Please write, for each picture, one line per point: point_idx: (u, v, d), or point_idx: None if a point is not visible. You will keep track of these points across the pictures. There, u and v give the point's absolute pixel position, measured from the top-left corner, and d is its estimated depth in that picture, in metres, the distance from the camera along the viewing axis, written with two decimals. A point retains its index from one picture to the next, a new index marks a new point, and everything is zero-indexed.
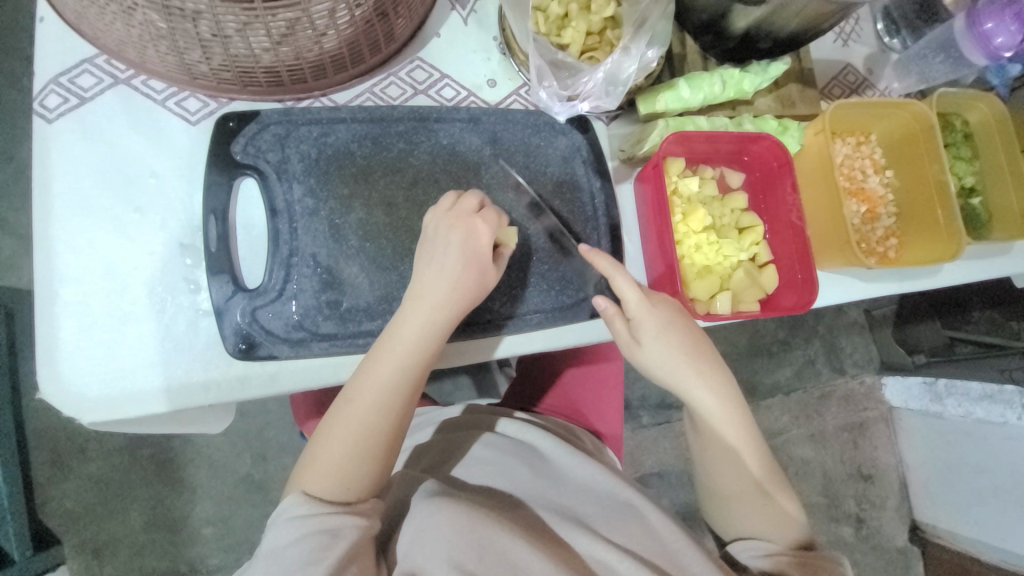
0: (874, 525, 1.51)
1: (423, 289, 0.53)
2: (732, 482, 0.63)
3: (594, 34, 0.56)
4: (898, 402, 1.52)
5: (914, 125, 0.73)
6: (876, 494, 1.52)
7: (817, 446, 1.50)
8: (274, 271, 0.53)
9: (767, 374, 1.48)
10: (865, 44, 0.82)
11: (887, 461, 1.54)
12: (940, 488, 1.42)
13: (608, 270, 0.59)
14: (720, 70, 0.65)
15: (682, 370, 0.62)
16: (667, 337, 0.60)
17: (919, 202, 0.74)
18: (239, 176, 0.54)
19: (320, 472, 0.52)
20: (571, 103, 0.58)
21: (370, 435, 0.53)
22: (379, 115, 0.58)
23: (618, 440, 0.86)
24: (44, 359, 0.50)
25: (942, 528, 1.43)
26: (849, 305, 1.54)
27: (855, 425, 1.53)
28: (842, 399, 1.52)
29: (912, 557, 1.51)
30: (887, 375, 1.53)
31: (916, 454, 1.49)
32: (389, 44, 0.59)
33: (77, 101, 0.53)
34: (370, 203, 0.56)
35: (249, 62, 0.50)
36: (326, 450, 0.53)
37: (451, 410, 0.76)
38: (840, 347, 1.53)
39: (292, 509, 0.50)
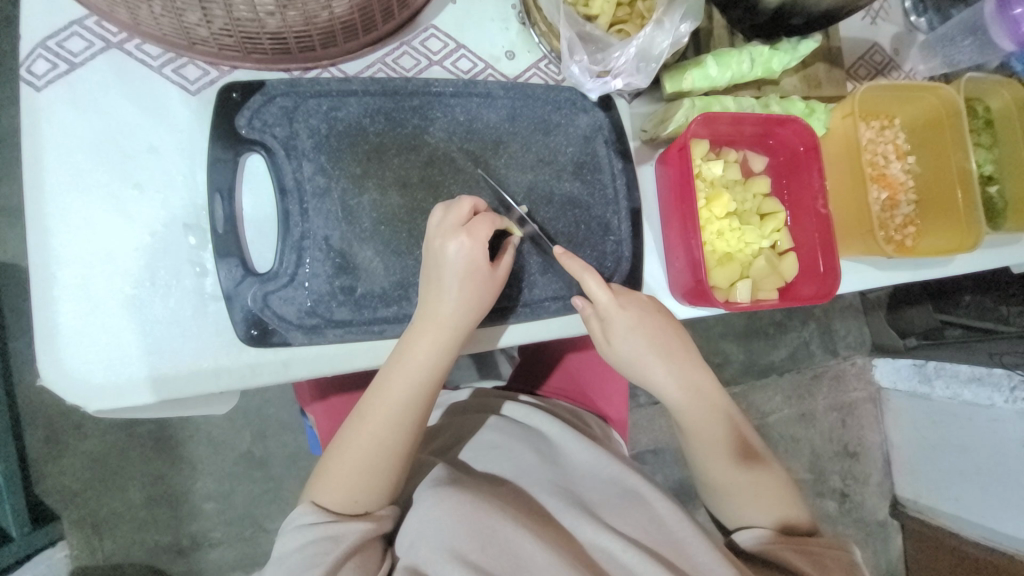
0: (858, 500, 1.57)
1: (428, 309, 0.51)
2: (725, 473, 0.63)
3: (624, 5, 0.53)
4: (887, 384, 1.55)
5: (940, 110, 0.71)
6: (861, 471, 1.57)
7: (809, 425, 1.54)
8: (285, 254, 0.50)
9: (763, 356, 1.49)
10: (892, 23, 0.79)
11: (874, 440, 1.58)
12: (924, 466, 1.46)
13: (576, 271, 0.56)
14: (749, 47, 0.63)
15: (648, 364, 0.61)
16: (637, 334, 0.59)
17: (938, 189, 0.73)
18: (245, 152, 0.51)
19: (329, 486, 0.52)
20: (602, 80, 0.54)
21: (381, 450, 0.52)
22: (393, 88, 0.55)
23: (624, 424, 0.87)
24: (44, 345, 0.47)
25: (922, 503, 1.49)
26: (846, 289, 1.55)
27: (846, 405, 1.56)
28: (835, 380, 1.55)
29: (892, 530, 1.58)
30: (878, 357, 1.55)
31: (902, 433, 1.53)
32: (403, 10, 0.54)
33: (66, 66, 0.49)
34: (384, 183, 0.54)
35: (253, 27, 0.46)
36: (336, 466, 0.52)
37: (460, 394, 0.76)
38: (836, 329, 1.55)
39: (302, 518, 0.50)
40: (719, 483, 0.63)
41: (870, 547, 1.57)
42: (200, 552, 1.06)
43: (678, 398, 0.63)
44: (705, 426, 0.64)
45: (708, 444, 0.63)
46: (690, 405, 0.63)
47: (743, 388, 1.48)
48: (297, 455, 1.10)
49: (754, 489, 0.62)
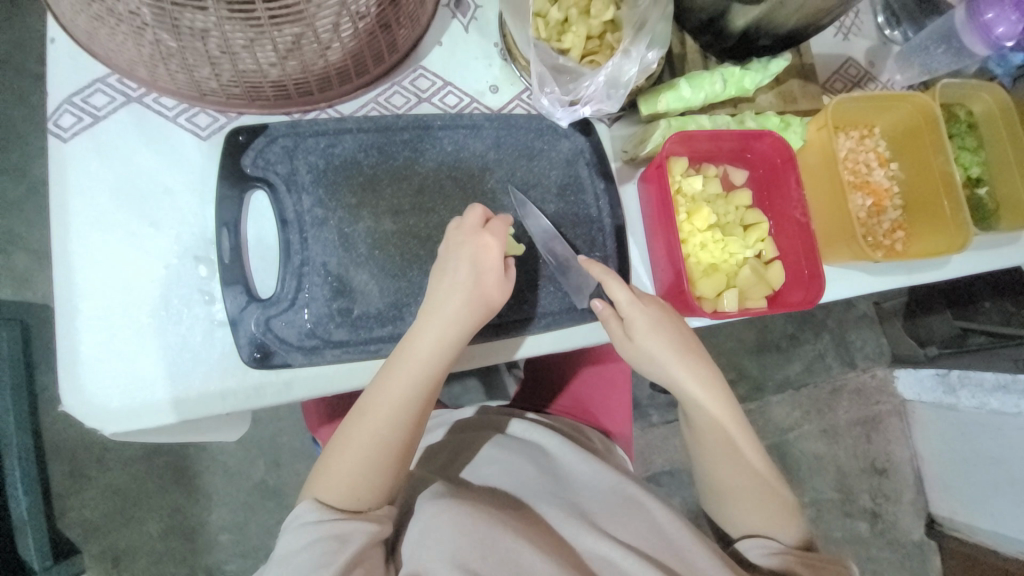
0: (890, 519, 1.51)
1: (436, 307, 0.54)
2: (736, 481, 0.63)
3: (594, 38, 0.56)
4: (910, 396, 1.51)
5: (918, 117, 0.73)
6: (891, 489, 1.52)
7: (831, 441, 1.50)
8: (286, 281, 0.54)
9: (777, 370, 1.48)
10: (866, 38, 0.82)
11: (901, 455, 1.53)
12: (956, 481, 1.41)
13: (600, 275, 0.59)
14: (721, 69, 0.66)
15: (675, 371, 0.62)
16: (664, 342, 0.60)
17: (923, 194, 0.74)
18: (250, 189, 0.55)
19: (332, 483, 0.53)
20: (573, 108, 0.59)
21: (383, 445, 0.54)
22: (384, 125, 0.59)
23: (628, 440, 0.87)
24: (65, 372, 0.51)
25: (958, 520, 1.42)
26: (858, 299, 1.54)
27: (869, 419, 1.52)
28: (854, 393, 1.51)
29: (929, 551, 1.51)
30: (899, 368, 1.51)
31: (930, 446, 1.48)
32: (393, 54, 0.60)
33: (91, 120, 0.55)
34: (378, 211, 0.57)
35: (257, 77, 0.52)
36: (338, 461, 0.54)
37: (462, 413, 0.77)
38: (850, 340, 1.52)
39: (306, 514, 0.52)
40: (725, 491, 0.63)
41: (906, 569, 1.49)
42: None
43: (703, 406, 0.63)
44: (719, 434, 0.64)
45: (723, 452, 0.64)
46: (710, 411, 0.63)
47: (758, 404, 1.46)
48: None
49: (761, 499, 0.62)
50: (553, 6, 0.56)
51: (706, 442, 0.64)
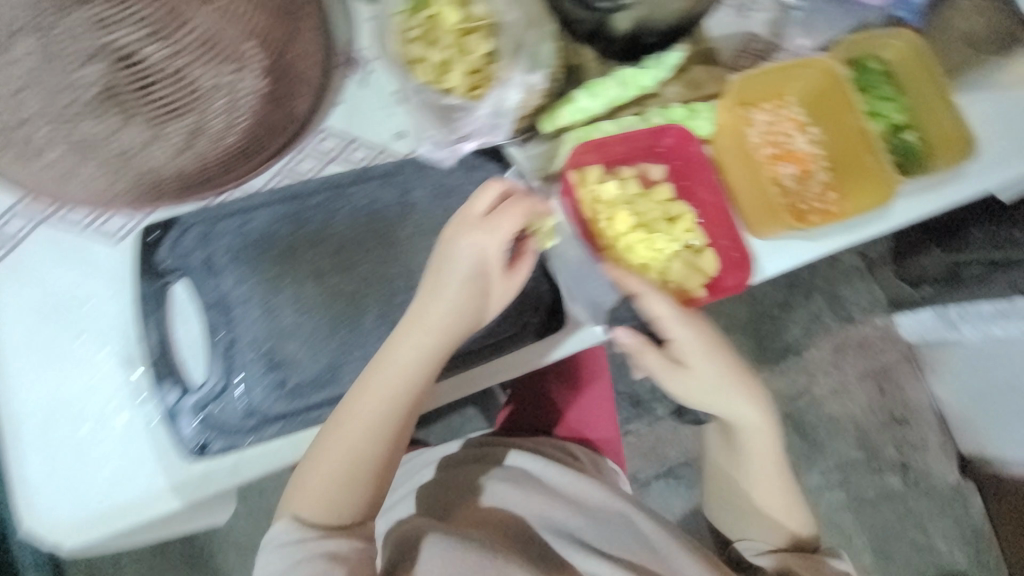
0: (921, 468, 1.48)
1: (421, 312, 0.56)
2: (753, 436, 0.73)
3: (477, 71, 0.57)
4: (915, 338, 1.46)
5: (826, 80, 0.74)
6: (916, 436, 1.49)
7: (844, 399, 1.49)
8: (216, 365, 0.55)
9: (773, 341, 1.47)
10: (764, 11, 0.81)
11: (919, 400, 1.50)
12: (977, 419, 1.37)
13: (622, 278, 0.62)
14: (615, 73, 0.67)
15: (734, 398, 0.70)
16: (717, 363, 0.68)
17: (848, 152, 0.74)
18: (168, 282, 0.56)
19: (303, 496, 0.55)
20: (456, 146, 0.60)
21: (358, 461, 0.55)
22: (294, 193, 0.61)
23: (616, 447, 0.90)
24: (15, 498, 0.52)
25: (988, 457, 1.39)
26: (843, 253, 1.52)
27: (878, 371, 1.50)
28: (859, 346, 1.50)
29: (968, 492, 1.47)
30: (898, 313, 1.48)
31: (946, 387, 1.45)
32: (290, 122, 0.61)
33: (8, 246, 0.56)
34: (300, 277, 0.58)
35: (163, 174, 0.54)
36: (311, 476, 0.55)
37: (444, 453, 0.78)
38: (844, 295, 1.50)
39: (285, 531, 0.54)
40: (745, 500, 0.79)
41: (948, 515, 1.47)
42: None
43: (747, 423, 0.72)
44: (763, 444, 0.74)
45: (751, 473, 0.77)
46: (720, 374, 0.69)
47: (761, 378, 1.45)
48: None
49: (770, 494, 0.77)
50: (431, 50, 0.57)
51: (745, 457, 0.76)
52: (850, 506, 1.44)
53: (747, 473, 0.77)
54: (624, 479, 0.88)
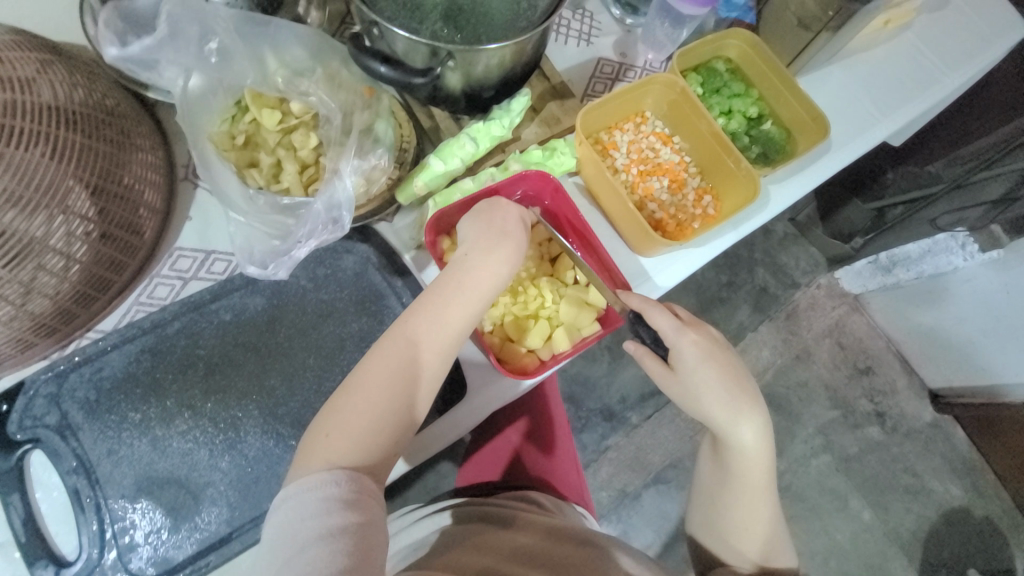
0: (897, 412, 1.49)
1: (509, 236, 0.57)
2: (744, 442, 0.63)
3: (311, 165, 0.58)
4: (859, 289, 1.50)
5: (672, 92, 0.75)
6: (884, 382, 1.51)
7: (807, 364, 1.50)
8: (88, 534, 0.51)
9: (727, 321, 1.48)
10: (608, 34, 0.85)
11: (879, 347, 1.53)
12: (933, 352, 1.41)
13: (643, 307, 0.61)
14: (465, 130, 0.67)
15: (730, 408, 0.62)
16: (708, 372, 0.62)
17: (710, 155, 0.76)
18: (22, 455, 0.52)
19: (345, 435, 0.49)
20: (289, 256, 0.57)
21: (377, 419, 0.50)
22: (150, 324, 0.57)
23: (582, 493, 0.88)
24: None
25: (957, 386, 1.41)
26: (774, 222, 1.55)
27: (833, 328, 1.52)
28: (809, 309, 1.52)
29: (947, 425, 1.49)
30: (838, 269, 1.52)
31: (899, 330, 1.48)
32: (135, 254, 0.59)
33: None
34: (170, 411, 0.55)
35: (3, 336, 0.51)
36: (335, 430, 0.49)
37: (398, 538, 0.73)
38: (784, 263, 1.53)
39: (320, 489, 0.46)
40: (731, 528, 0.66)
41: (934, 453, 1.47)
42: None
43: (747, 439, 0.63)
44: (760, 471, 0.64)
45: (744, 496, 0.65)
46: (703, 355, 0.62)
47: None
48: None
49: (761, 530, 0.65)
50: (263, 154, 0.58)
51: (737, 478, 0.65)
52: (838, 468, 1.44)
53: (728, 505, 0.66)
54: (594, 522, 0.85)
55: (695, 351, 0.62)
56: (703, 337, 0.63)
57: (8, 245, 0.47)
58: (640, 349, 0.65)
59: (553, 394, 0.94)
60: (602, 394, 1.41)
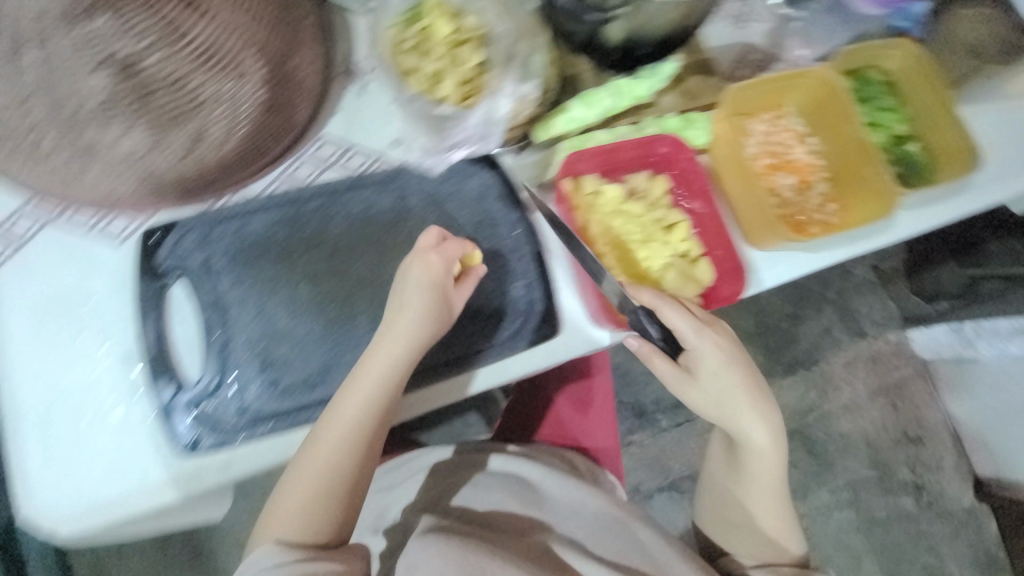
0: (936, 490, 1.42)
1: (391, 324, 0.57)
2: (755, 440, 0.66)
3: (467, 82, 0.58)
4: (930, 354, 1.43)
5: (823, 90, 0.73)
6: (930, 456, 1.43)
7: (855, 417, 1.43)
8: (212, 363, 0.56)
9: (783, 352, 1.42)
10: (762, 21, 0.81)
11: (935, 420, 1.44)
12: (995, 441, 1.31)
13: (654, 302, 0.61)
14: (610, 83, 0.68)
15: (736, 405, 0.65)
16: (728, 373, 0.64)
17: (847, 162, 0.73)
18: (168, 283, 0.58)
19: (283, 516, 0.56)
20: (445, 155, 0.64)
21: (333, 482, 0.56)
22: (292, 198, 0.62)
23: (614, 456, 0.92)
24: (19, 482, 0.53)
25: (1004, 479, 1.32)
26: (856, 264, 1.47)
27: (891, 387, 1.44)
28: (870, 362, 1.44)
29: (983, 517, 1.41)
30: (912, 329, 1.44)
31: (962, 408, 1.39)
32: (290, 131, 0.62)
33: (15, 246, 0.58)
34: (295, 279, 0.60)
35: (163, 176, 0.55)
36: (285, 500, 0.56)
37: (441, 452, 0.85)
38: (856, 309, 1.45)
39: (264, 557, 0.54)
40: (746, 513, 0.71)
41: (962, 539, 1.41)
42: None
43: (760, 432, 0.66)
44: (774, 464, 0.67)
45: (761, 488, 0.69)
46: (716, 357, 0.63)
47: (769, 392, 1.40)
48: None
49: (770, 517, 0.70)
50: (423, 62, 0.58)
51: (751, 470, 0.69)
52: (859, 526, 1.40)
53: (739, 501, 0.71)
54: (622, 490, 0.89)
55: (719, 355, 0.63)
56: (723, 337, 0.63)
57: (188, 89, 0.50)
58: (645, 349, 0.64)
59: (601, 365, 0.91)
60: (637, 391, 1.41)
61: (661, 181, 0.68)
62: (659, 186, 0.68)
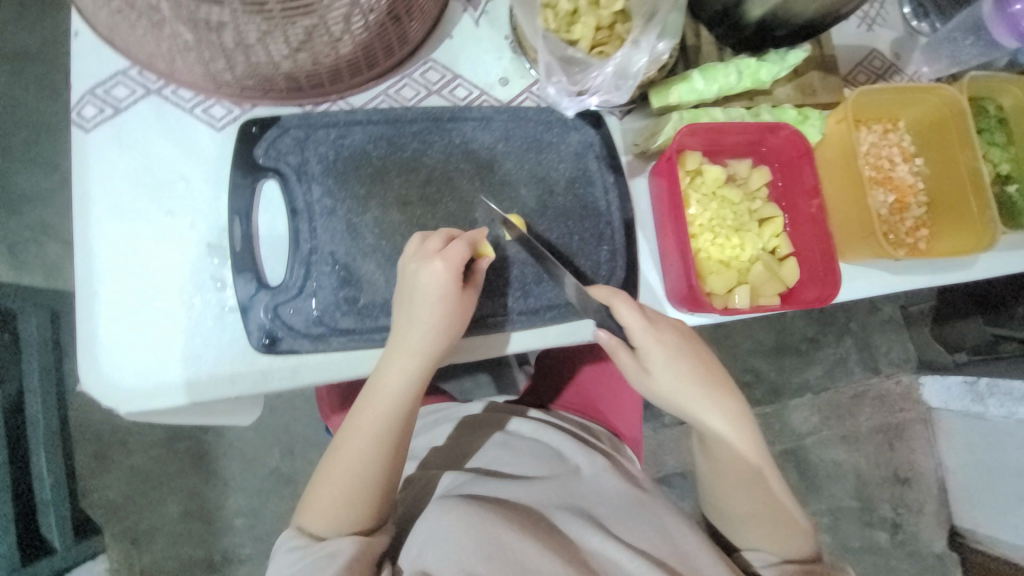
0: (912, 531, 1.37)
1: (405, 328, 0.54)
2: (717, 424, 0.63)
3: (604, 29, 0.55)
4: (937, 403, 1.38)
5: (944, 111, 0.70)
6: (914, 499, 1.38)
7: (850, 448, 1.37)
8: (295, 269, 0.55)
9: (796, 374, 1.36)
10: (891, 28, 0.78)
11: (925, 465, 1.39)
12: (983, 495, 1.27)
13: (608, 299, 0.59)
14: (736, 60, 0.64)
15: (694, 396, 0.62)
16: (680, 365, 0.61)
17: (949, 189, 0.71)
18: (261, 179, 0.56)
19: (314, 507, 0.54)
20: (580, 99, 0.59)
21: (362, 476, 0.54)
22: (394, 116, 0.60)
23: (637, 440, 0.87)
24: (84, 353, 0.52)
25: (981, 534, 1.28)
26: (884, 301, 1.41)
27: (891, 427, 1.39)
28: (876, 399, 1.39)
29: (952, 567, 1.37)
30: (925, 375, 1.39)
31: (956, 457, 1.35)
32: (403, 47, 0.60)
33: (112, 111, 0.56)
34: (386, 201, 0.58)
35: (269, 69, 0.52)
36: (318, 491, 0.55)
37: (470, 407, 0.81)
38: (874, 345, 1.40)
39: (291, 540, 0.53)
40: (732, 511, 0.65)
41: None
42: (230, 567, 1.12)
43: (718, 421, 0.63)
44: (742, 450, 0.64)
45: (730, 478, 0.64)
46: (674, 349, 0.60)
47: (773, 408, 1.35)
48: None
49: (762, 513, 0.63)
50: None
51: (725, 463, 0.64)
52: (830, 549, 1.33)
53: (729, 494, 0.64)
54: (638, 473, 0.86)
55: (664, 348, 0.60)
56: (666, 330, 0.61)
57: None
58: (615, 341, 0.61)
59: None
60: None
61: (761, 173, 0.66)
62: (759, 177, 0.66)
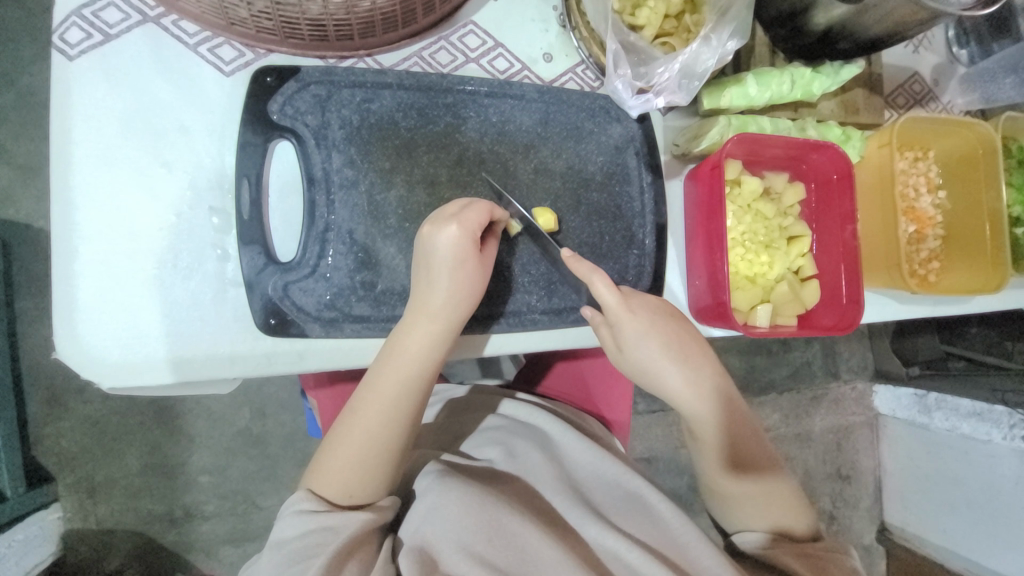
0: (847, 524, 1.45)
1: (423, 299, 0.50)
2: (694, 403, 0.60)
3: (671, 18, 0.52)
4: (885, 410, 1.44)
5: (976, 148, 0.70)
6: (852, 495, 1.46)
7: (804, 445, 1.43)
8: (308, 246, 0.50)
9: (766, 374, 1.39)
10: (935, 52, 0.76)
11: (867, 466, 1.47)
12: (917, 496, 1.36)
13: (584, 274, 0.55)
14: (791, 67, 0.60)
15: (668, 377, 0.59)
16: (650, 345, 0.57)
17: (966, 226, 0.72)
18: (275, 138, 0.50)
19: (327, 476, 0.52)
20: (644, 98, 0.53)
21: (379, 445, 0.52)
22: (428, 83, 0.54)
23: (625, 427, 0.85)
24: (60, 317, 0.46)
25: (909, 532, 1.39)
26: None
27: (843, 429, 1.45)
28: (834, 403, 1.44)
29: (876, 558, 1.47)
30: (879, 383, 1.44)
31: (896, 460, 1.43)
32: (445, 5, 0.53)
33: (101, 38, 0.48)
34: (412, 178, 0.53)
35: (294, 12, 0.45)
36: (333, 457, 0.52)
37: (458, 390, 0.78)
38: (839, 352, 1.44)
39: (299, 504, 0.50)
40: (719, 489, 0.62)
41: None
42: (192, 524, 1.07)
43: (694, 403, 0.60)
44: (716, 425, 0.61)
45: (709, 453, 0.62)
46: (649, 327, 0.57)
47: None
48: (294, 436, 1.11)
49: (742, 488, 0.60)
50: None
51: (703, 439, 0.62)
52: None
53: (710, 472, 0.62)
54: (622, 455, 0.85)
55: (639, 324, 0.56)
56: (642, 307, 0.57)
57: None
58: (598, 319, 0.58)
59: None
60: None
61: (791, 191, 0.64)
62: (790, 192, 0.64)
